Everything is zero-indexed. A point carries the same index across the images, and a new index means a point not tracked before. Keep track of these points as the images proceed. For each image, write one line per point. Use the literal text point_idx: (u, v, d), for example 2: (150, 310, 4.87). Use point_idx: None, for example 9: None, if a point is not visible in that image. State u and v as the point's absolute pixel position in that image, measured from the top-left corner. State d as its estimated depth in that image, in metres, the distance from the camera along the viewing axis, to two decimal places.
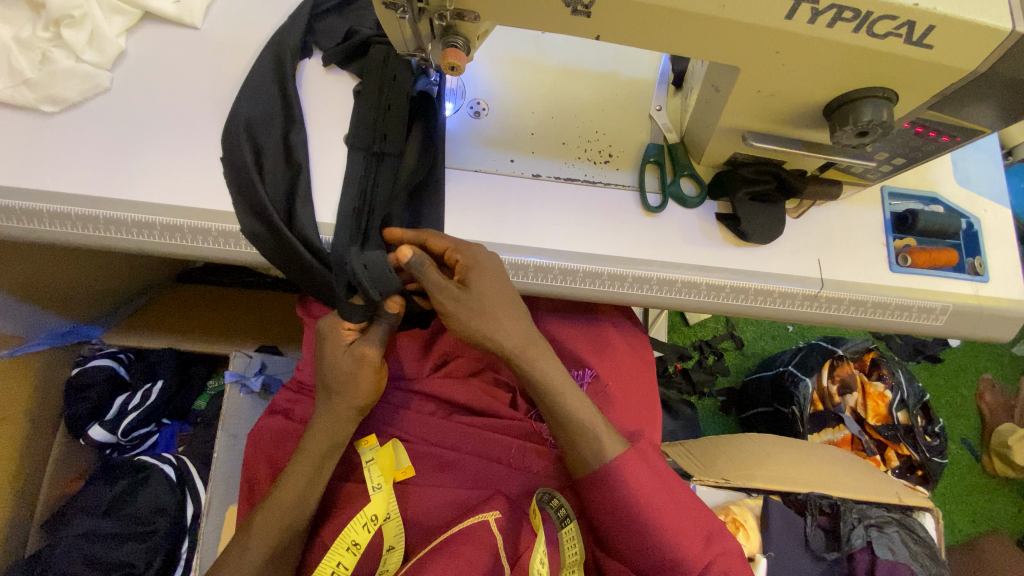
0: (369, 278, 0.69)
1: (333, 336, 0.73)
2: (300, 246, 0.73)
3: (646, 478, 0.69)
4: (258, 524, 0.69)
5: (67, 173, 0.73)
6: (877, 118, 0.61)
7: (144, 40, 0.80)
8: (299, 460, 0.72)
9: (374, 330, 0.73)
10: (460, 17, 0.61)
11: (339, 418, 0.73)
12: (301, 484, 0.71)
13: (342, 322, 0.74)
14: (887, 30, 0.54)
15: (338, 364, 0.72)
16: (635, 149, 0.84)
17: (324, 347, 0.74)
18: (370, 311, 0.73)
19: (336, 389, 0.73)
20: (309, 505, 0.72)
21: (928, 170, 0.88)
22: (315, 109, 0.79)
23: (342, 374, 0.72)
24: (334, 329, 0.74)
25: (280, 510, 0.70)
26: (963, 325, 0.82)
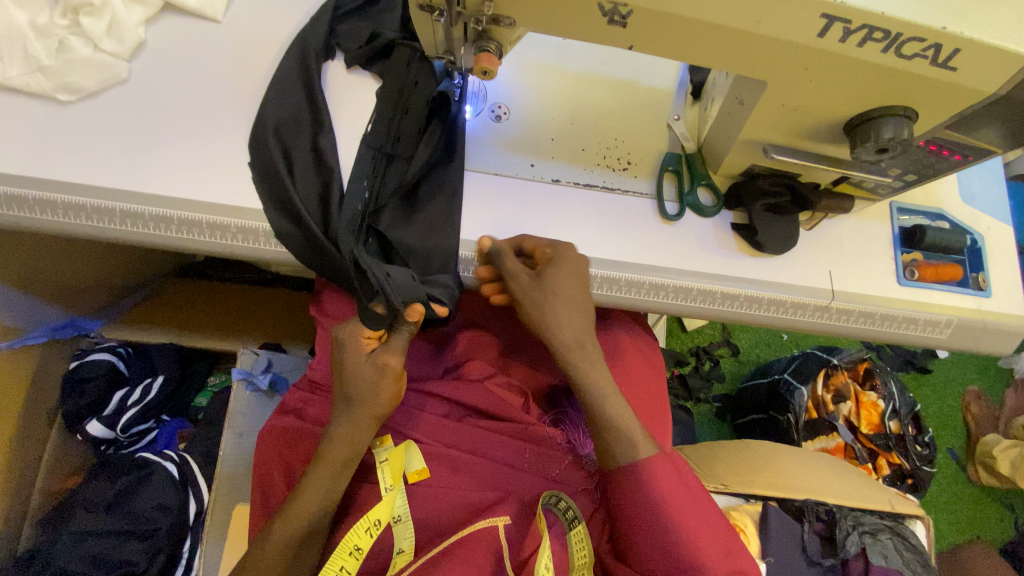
0: (391, 287, 0.72)
1: (353, 344, 0.73)
2: (331, 246, 0.74)
3: (672, 482, 0.69)
4: (275, 532, 0.68)
5: (84, 163, 0.72)
6: (898, 136, 0.63)
7: (163, 32, 0.79)
8: (317, 469, 0.71)
9: (395, 339, 0.74)
10: (496, 22, 0.61)
11: (360, 428, 0.72)
12: (318, 489, 0.71)
13: (364, 331, 0.74)
14: (914, 51, 0.56)
15: (361, 371, 0.72)
16: (653, 158, 0.85)
17: (344, 356, 0.74)
18: (390, 319, 0.74)
19: (355, 396, 0.72)
20: (326, 512, 0.71)
21: (935, 187, 0.91)
22: (340, 109, 0.79)
23: (361, 380, 0.72)
24: (353, 336, 0.74)
25: (302, 517, 0.69)
26: (966, 338, 0.85)
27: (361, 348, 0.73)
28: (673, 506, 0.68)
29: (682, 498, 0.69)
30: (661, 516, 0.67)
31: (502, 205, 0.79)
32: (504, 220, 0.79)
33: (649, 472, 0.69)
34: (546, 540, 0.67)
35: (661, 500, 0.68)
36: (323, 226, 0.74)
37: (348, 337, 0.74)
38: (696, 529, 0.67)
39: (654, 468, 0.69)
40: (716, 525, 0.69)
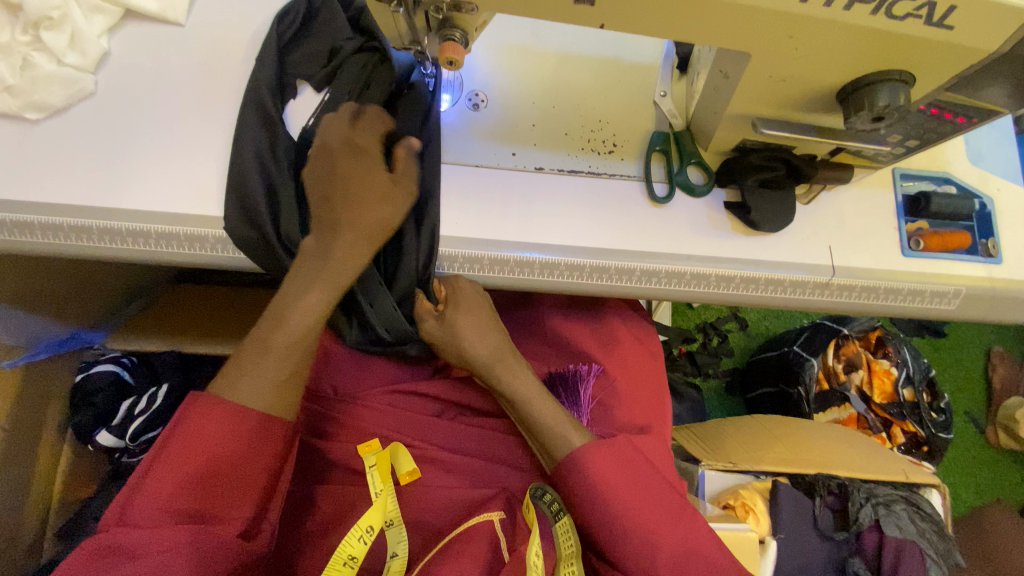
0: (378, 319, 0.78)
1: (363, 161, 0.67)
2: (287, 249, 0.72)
3: (611, 464, 0.70)
4: (270, 340, 0.63)
5: (59, 181, 0.71)
6: (893, 102, 0.59)
7: (127, 40, 0.77)
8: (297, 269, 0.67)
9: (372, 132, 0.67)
10: (457, 9, 0.57)
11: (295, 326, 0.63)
12: (301, 293, 0.66)
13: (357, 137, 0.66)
14: (907, 11, 0.52)
15: (325, 169, 0.66)
16: (640, 137, 0.82)
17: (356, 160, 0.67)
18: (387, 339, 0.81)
19: (342, 190, 0.66)
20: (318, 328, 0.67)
21: (940, 150, 0.87)
22: (298, 117, 0.76)
23: (370, 177, 0.67)
24: (331, 128, 0.67)
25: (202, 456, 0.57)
26: (976, 307, 0.82)
27: (367, 138, 0.68)
28: (615, 489, 0.68)
29: (621, 476, 0.69)
30: (601, 497, 0.68)
31: (485, 199, 0.77)
32: (487, 213, 0.77)
33: (583, 458, 0.70)
34: (536, 532, 0.65)
35: (605, 485, 0.69)
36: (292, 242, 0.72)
37: (326, 128, 0.68)
38: (644, 504, 0.68)
39: (587, 453, 0.70)
40: (666, 495, 0.70)
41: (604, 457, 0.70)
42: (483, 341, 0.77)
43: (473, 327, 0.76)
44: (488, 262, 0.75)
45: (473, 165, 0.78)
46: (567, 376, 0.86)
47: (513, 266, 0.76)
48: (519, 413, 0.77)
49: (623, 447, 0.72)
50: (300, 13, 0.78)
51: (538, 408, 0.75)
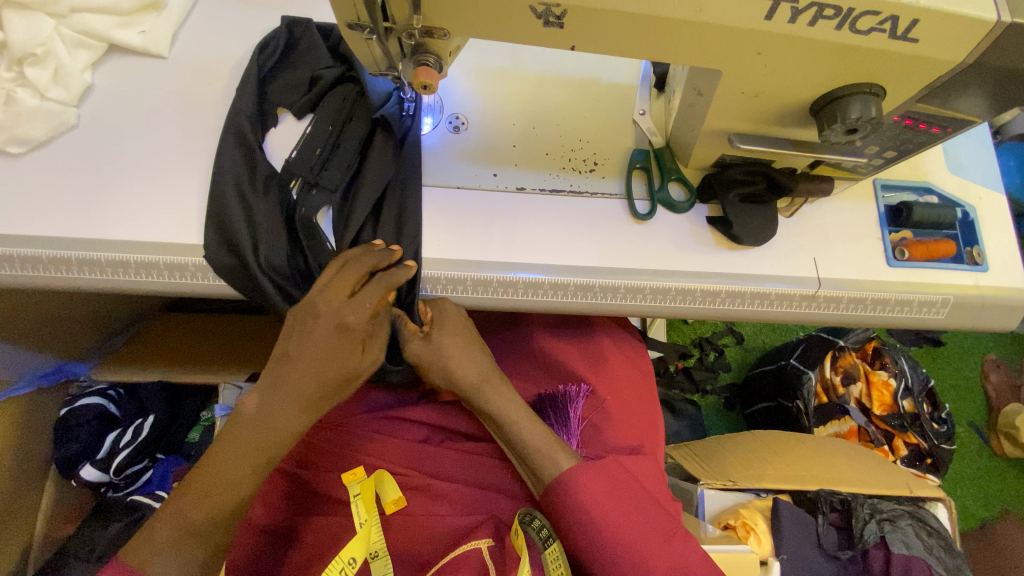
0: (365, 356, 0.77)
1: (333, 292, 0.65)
2: (266, 276, 0.71)
3: (601, 484, 0.68)
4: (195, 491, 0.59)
5: (39, 213, 0.71)
6: (865, 115, 0.59)
7: (110, 74, 0.78)
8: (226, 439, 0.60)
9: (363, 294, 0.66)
10: (430, 35, 0.58)
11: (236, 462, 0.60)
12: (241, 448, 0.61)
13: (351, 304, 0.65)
14: (870, 26, 0.53)
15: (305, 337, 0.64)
16: (620, 156, 0.82)
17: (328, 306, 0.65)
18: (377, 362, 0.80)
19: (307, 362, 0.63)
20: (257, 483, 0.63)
21: (920, 160, 0.87)
22: (277, 146, 0.77)
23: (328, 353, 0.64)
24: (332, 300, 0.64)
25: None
26: (966, 316, 0.81)
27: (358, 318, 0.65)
28: (607, 510, 0.67)
29: (613, 496, 0.68)
30: (593, 520, 0.66)
31: (467, 220, 0.77)
32: (469, 235, 0.76)
33: (572, 479, 0.68)
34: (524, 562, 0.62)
35: (596, 507, 0.67)
36: (269, 263, 0.71)
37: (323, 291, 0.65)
38: (636, 524, 0.67)
39: (576, 473, 0.69)
40: (659, 514, 0.69)
41: (593, 477, 0.69)
42: (470, 363, 0.76)
43: (456, 345, 0.75)
44: (471, 283, 0.75)
45: (456, 189, 0.78)
46: (555, 398, 0.85)
47: (497, 286, 0.75)
48: (506, 436, 0.75)
49: (612, 467, 0.71)
50: (280, 44, 0.79)
51: (525, 431, 0.73)
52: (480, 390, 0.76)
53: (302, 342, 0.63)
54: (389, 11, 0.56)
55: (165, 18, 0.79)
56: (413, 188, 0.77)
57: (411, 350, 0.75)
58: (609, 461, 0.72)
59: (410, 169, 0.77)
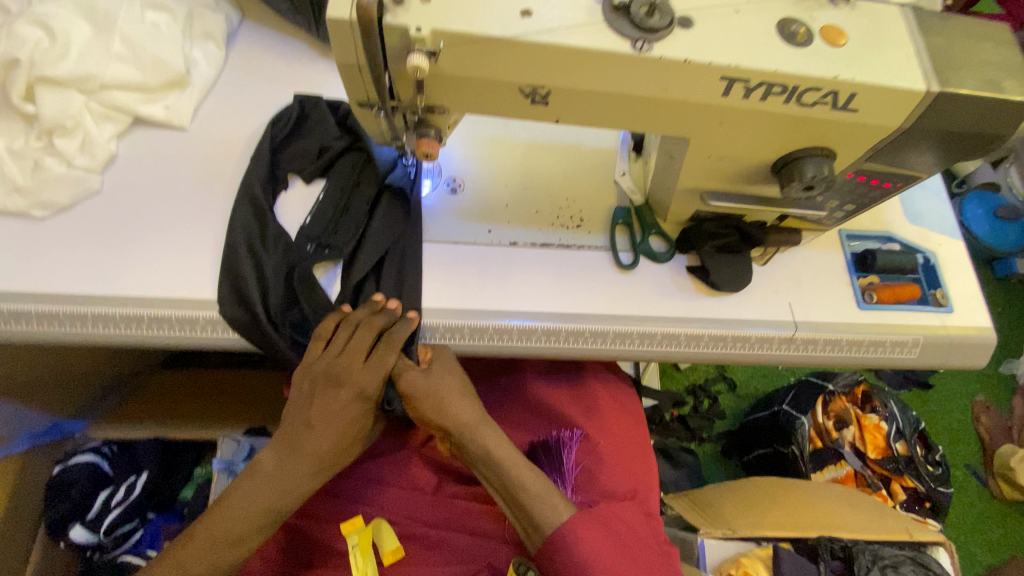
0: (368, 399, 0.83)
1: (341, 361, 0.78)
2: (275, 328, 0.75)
3: (597, 535, 0.70)
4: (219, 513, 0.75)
5: (59, 272, 0.75)
6: (820, 173, 0.66)
7: (134, 144, 0.85)
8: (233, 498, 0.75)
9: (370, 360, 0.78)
10: (431, 112, 0.66)
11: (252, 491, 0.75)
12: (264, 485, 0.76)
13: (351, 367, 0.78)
14: (815, 99, 0.60)
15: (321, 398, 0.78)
16: (604, 212, 0.89)
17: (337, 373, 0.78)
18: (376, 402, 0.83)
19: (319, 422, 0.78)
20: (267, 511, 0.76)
21: (881, 211, 0.95)
22: (286, 207, 0.83)
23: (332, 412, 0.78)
24: (348, 368, 0.78)
25: None
26: (937, 355, 0.86)
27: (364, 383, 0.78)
28: (603, 562, 0.69)
29: (609, 548, 0.70)
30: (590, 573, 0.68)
31: (463, 272, 0.82)
32: (465, 285, 0.81)
33: (570, 530, 0.70)
34: None
35: (592, 559, 0.69)
36: (278, 319, 0.76)
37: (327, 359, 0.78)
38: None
39: (575, 524, 0.70)
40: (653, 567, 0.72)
41: (591, 529, 0.70)
42: (465, 405, 0.80)
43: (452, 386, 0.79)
44: (467, 331, 0.79)
45: (454, 243, 0.84)
46: (548, 443, 0.89)
47: (492, 334, 0.79)
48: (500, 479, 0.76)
49: (608, 517, 0.73)
50: (292, 118, 0.87)
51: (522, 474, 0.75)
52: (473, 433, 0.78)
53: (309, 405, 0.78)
54: (394, 91, 0.63)
55: (187, 95, 0.88)
56: (413, 244, 0.82)
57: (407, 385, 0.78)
58: (605, 510, 0.74)
59: (410, 227, 0.83)
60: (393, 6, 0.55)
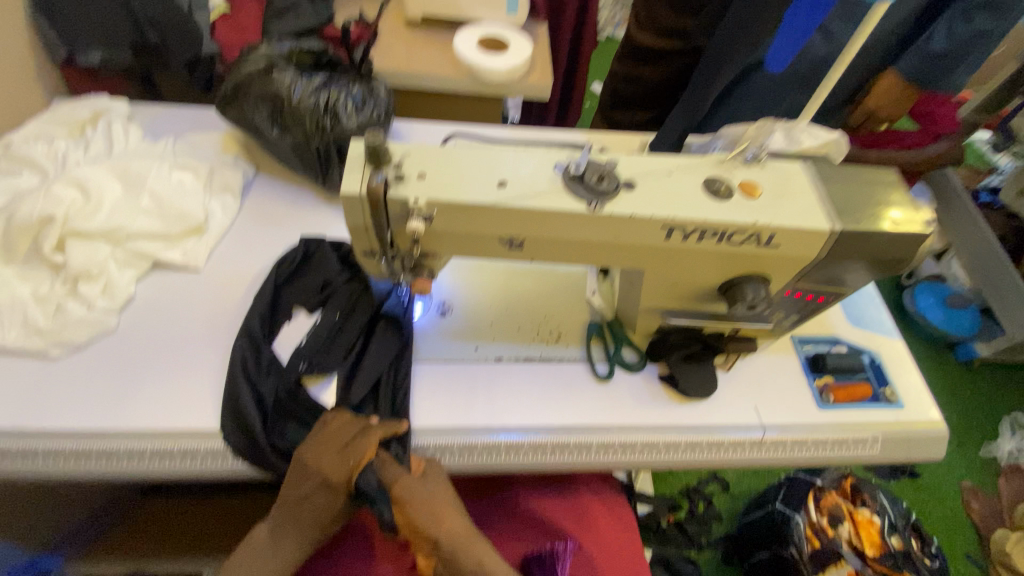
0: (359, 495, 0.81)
1: (324, 448, 0.79)
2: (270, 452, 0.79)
3: None
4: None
5: (68, 409, 0.79)
6: (757, 295, 0.78)
7: (151, 284, 0.94)
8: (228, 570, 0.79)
9: (358, 446, 0.78)
10: (425, 257, 0.77)
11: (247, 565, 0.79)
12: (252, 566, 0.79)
13: (334, 455, 0.79)
14: (743, 239, 0.72)
15: (301, 484, 0.79)
16: (579, 327, 0.98)
17: (320, 458, 0.79)
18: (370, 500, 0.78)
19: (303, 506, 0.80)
20: None
21: (825, 317, 1.06)
22: (287, 336, 0.91)
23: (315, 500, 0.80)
24: (321, 456, 0.79)
25: None
26: (897, 449, 0.92)
27: (341, 476, 0.78)
28: None
29: None
30: None
31: (453, 393, 0.88)
32: (454, 402, 0.87)
33: None
34: None
35: None
36: (281, 448, 0.81)
37: (317, 449, 0.79)
38: None
39: None
40: None
41: None
42: (456, 517, 0.80)
43: (440, 497, 0.79)
44: (458, 448, 0.84)
45: (444, 362, 0.91)
46: (541, 554, 0.88)
47: (482, 450, 0.84)
48: None
49: None
50: (297, 256, 0.97)
51: None
52: (462, 548, 0.78)
53: (293, 491, 0.79)
54: (393, 242, 0.74)
55: (203, 240, 0.99)
56: (405, 365, 0.89)
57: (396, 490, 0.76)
58: None
59: (403, 350, 0.90)
60: (394, 182, 0.68)
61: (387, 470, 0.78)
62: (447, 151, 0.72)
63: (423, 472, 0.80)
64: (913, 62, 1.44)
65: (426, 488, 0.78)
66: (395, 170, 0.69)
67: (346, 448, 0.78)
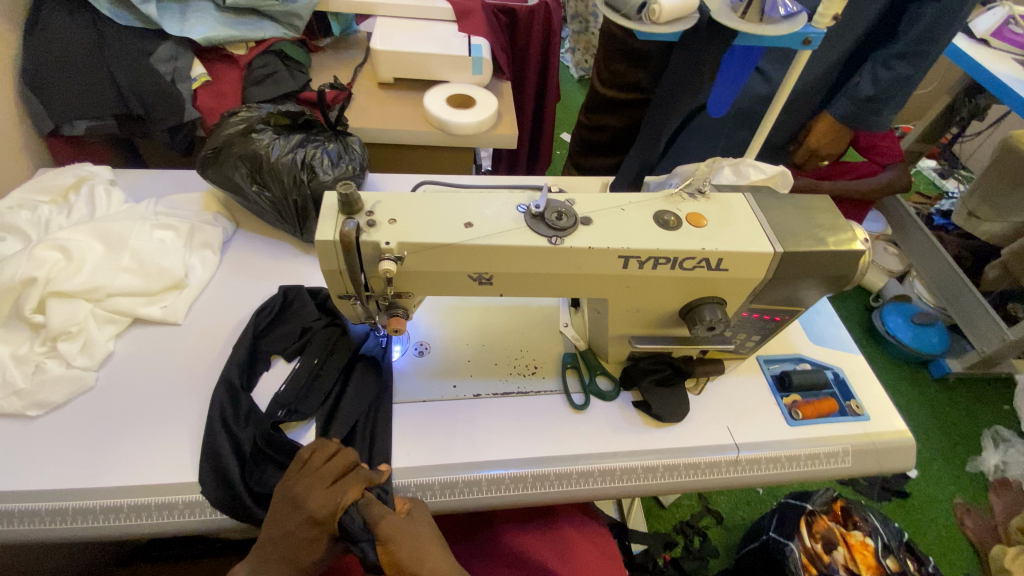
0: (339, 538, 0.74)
1: (312, 483, 0.75)
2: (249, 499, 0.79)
3: None
4: None
5: (43, 469, 0.79)
6: (715, 316, 0.82)
7: (131, 340, 0.96)
8: None
9: (348, 479, 0.76)
10: (400, 297, 0.80)
11: None
12: None
13: (323, 488, 0.74)
14: (695, 264, 0.78)
15: (285, 521, 0.74)
16: (554, 359, 1.02)
17: (308, 493, 0.74)
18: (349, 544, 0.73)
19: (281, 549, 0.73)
20: None
21: (788, 337, 1.11)
22: (265, 385, 0.93)
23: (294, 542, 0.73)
24: (310, 490, 0.74)
25: None
26: (868, 461, 0.95)
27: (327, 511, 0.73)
28: None
29: None
30: None
31: (433, 431, 0.89)
32: (433, 440, 0.88)
33: None
34: None
35: None
36: (260, 494, 0.80)
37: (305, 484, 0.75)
38: None
39: None
40: None
41: None
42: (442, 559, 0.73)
43: (426, 535, 0.74)
44: (439, 487, 0.84)
45: (421, 401, 0.93)
46: None
47: (463, 486, 0.84)
48: None
49: None
50: (274, 306, 1.00)
51: None
52: None
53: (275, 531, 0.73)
54: (368, 284, 0.78)
55: (183, 295, 1.01)
56: (383, 406, 0.91)
57: (383, 524, 0.72)
58: None
59: (381, 391, 0.93)
60: (366, 227, 0.73)
61: (374, 507, 0.74)
62: (415, 197, 0.77)
63: (408, 512, 0.77)
64: (844, 106, 1.59)
65: (412, 526, 0.74)
66: (368, 217, 0.73)
67: (335, 483, 0.75)
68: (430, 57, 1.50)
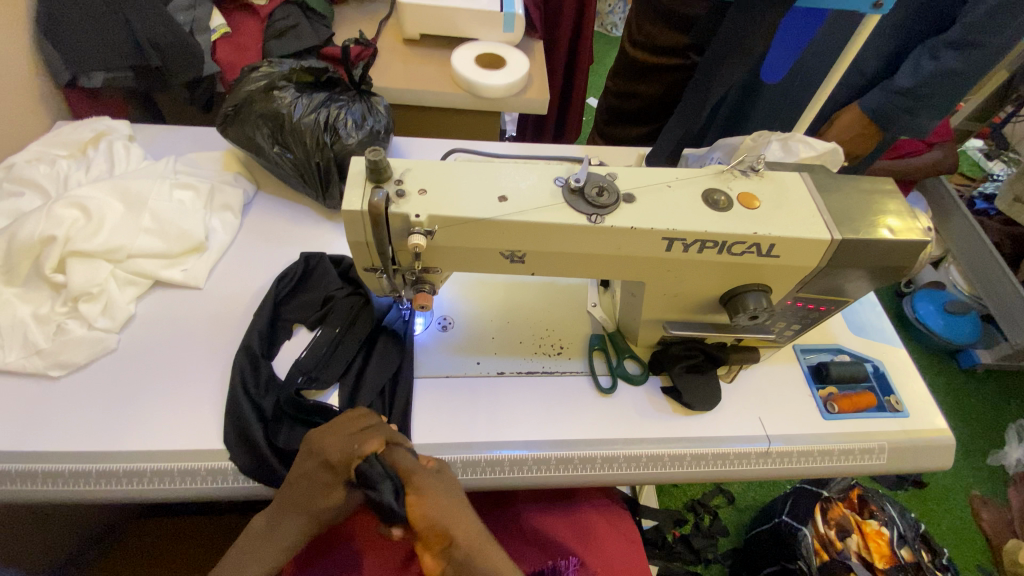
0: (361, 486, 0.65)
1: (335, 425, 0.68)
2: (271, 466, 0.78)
3: None
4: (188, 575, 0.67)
5: (67, 430, 0.79)
6: (760, 304, 0.78)
7: (152, 303, 0.94)
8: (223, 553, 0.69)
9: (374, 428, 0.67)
10: (427, 272, 0.77)
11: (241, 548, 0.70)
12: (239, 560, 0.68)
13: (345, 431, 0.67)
14: (743, 249, 0.72)
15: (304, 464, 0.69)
16: (581, 340, 0.98)
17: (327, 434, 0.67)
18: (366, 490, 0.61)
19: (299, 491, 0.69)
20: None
21: (827, 326, 1.06)
22: (286, 353, 0.91)
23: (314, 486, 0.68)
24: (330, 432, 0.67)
25: None
26: (904, 458, 0.91)
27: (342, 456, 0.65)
28: None
29: None
30: None
31: (455, 409, 0.87)
32: (456, 417, 0.86)
33: None
34: None
35: None
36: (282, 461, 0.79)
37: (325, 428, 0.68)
38: None
39: None
40: None
41: None
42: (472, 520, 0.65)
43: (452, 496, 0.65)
44: (461, 465, 0.82)
45: (444, 376, 0.91)
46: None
47: (485, 466, 0.83)
48: None
49: None
50: (296, 274, 0.98)
51: None
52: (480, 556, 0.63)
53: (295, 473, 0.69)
54: (395, 258, 0.75)
55: (203, 258, 0.99)
56: (405, 380, 0.89)
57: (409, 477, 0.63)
58: None
59: (403, 364, 0.91)
60: (395, 198, 0.68)
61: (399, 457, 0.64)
62: (447, 167, 0.73)
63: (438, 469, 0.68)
64: (877, 98, 1.42)
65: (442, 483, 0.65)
66: (396, 187, 0.69)
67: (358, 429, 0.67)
68: (458, 13, 1.41)
